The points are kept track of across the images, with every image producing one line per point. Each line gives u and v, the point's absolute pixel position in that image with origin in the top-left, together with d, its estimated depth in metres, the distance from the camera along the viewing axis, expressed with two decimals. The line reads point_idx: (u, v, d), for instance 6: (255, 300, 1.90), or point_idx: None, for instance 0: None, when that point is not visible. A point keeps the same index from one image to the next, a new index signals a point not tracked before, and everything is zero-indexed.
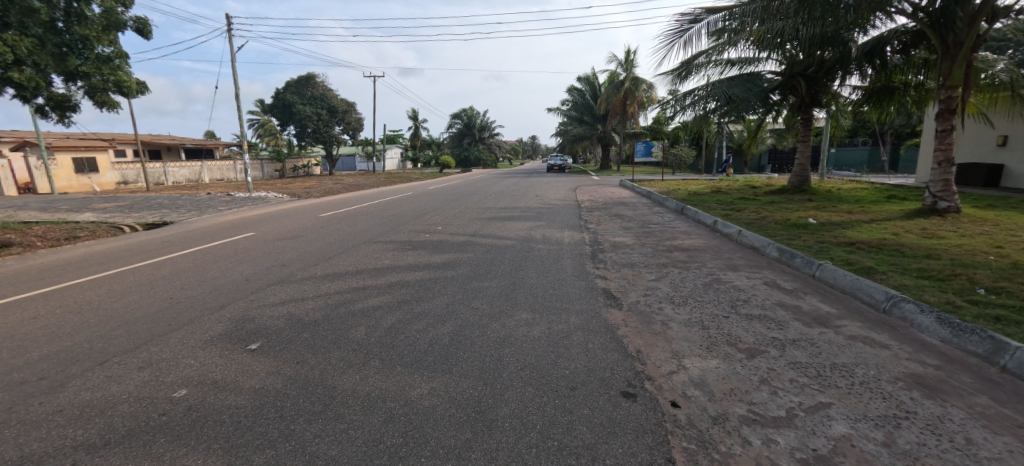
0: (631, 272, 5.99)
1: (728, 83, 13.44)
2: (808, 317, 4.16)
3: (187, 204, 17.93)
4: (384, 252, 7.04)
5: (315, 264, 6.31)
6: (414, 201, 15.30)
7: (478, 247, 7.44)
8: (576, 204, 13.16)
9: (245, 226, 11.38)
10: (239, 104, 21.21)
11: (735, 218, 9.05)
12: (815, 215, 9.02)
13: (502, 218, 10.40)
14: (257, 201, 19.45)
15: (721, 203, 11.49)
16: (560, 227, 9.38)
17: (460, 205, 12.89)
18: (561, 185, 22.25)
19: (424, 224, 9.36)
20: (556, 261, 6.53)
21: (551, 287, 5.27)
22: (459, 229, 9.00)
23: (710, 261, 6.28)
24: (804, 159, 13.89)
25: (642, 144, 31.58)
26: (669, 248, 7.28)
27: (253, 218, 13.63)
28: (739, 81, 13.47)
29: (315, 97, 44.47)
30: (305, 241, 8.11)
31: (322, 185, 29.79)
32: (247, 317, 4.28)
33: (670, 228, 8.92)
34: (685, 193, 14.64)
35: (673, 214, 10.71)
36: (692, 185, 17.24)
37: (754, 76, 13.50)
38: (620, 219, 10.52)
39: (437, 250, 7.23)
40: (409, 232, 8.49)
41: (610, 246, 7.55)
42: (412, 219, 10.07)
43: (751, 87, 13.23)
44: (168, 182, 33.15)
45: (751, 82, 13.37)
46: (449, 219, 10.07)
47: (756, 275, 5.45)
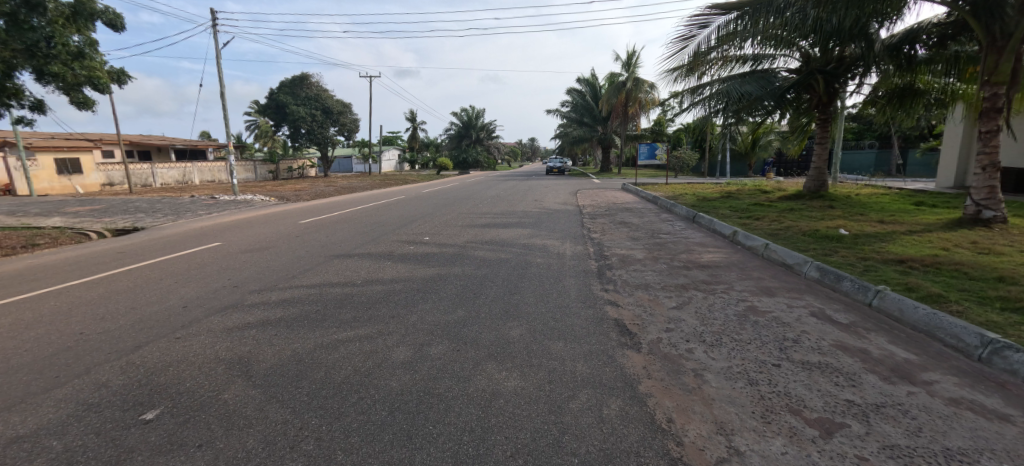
0: (645, 295, 5.06)
1: (739, 81, 12.49)
2: (883, 368, 3.23)
3: (168, 208, 17.00)
4: (358, 267, 6.10)
5: (273, 283, 5.36)
6: (405, 205, 14.36)
7: (467, 260, 6.50)
8: (578, 210, 12.24)
9: (217, 234, 10.41)
10: (225, 103, 20.24)
11: (757, 227, 8.11)
12: (845, 224, 8.09)
13: (497, 226, 9.46)
14: (242, 204, 18.50)
15: (736, 209, 10.59)
16: (561, 237, 8.44)
17: (453, 210, 11.95)
18: (561, 188, 21.34)
19: (409, 233, 8.40)
20: (557, 280, 5.60)
21: (551, 317, 4.33)
22: (448, 239, 8.07)
23: (739, 283, 5.33)
24: (821, 163, 12.98)
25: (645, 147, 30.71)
26: (686, 264, 6.35)
27: (230, 223, 12.69)
28: (750, 79, 12.52)
29: (309, 97, 43.51)
30: (271, 253, 7.15)
31: (315, 187, 28.89)
32: (162, 365, 3.33)
33: (683, 239, 7.99)
34: (693, 198, 13.71)
35: (684, 222, 9.77)
36: (699, 189, 16.34)
37: (766, 74, 12.56)
38: (627, 227, 9.59)
39: (420, 264, 6.29)
40: (391, 243, 7.54)
41: (618, 261, 6.63)
42: (397, 228, 9.12)
43: (764, 85, 12.27)
44: (156, 184, 32.16)
45: (763, 80, 12.42)
46: (439, 228, 9.13)
47: (800, 303, 4.52)
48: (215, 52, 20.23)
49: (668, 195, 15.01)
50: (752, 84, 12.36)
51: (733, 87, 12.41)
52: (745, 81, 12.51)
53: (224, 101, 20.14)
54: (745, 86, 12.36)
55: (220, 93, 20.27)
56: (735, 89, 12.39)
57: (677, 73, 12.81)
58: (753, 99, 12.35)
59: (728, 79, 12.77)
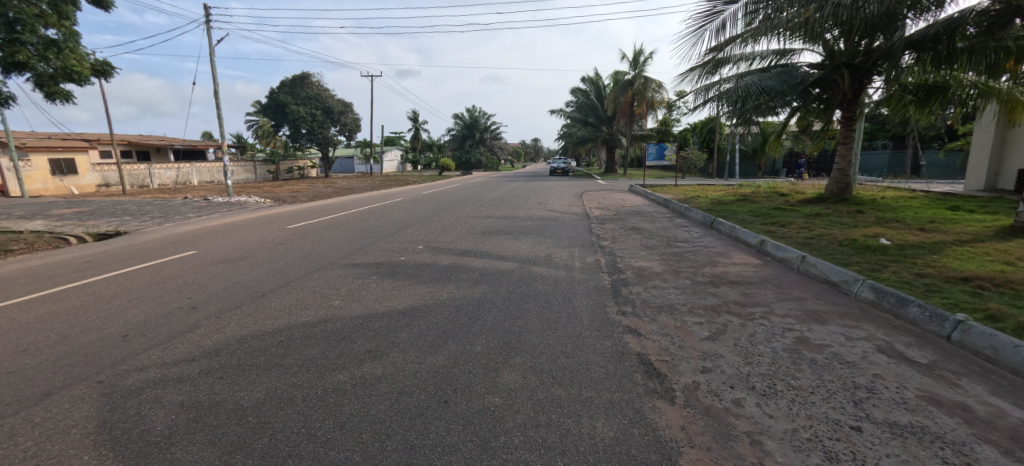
0: (670, 320, 4.30)
1: (758, 76, 11.73)
2: (999, 437, 2.48)
3: (158, 210, 16.32)
4: (339, 281, 5.36)
5: (237, 303, 4.63)
6: (402, 208, 13.63)
7: (463, 273, 5.75)
8: (585, 214, 11.50)
9: (198, 239, 9.69)
10: (219, 102, 19.58)
11: (785, 236, 7.35)
12: (884, 232, 7.31)
13: (498, 232, 8.70)
14: (235, 206, 17.83)
15: (757, 214, 9.82)
16: (569, 245, 7.68)
17: (452, 214, 11.21)
18: (566, 189, 20.59)
19: (401, 241, 7.65)
20: (566, 299, 4.84)
21: (561, 352, 3.58)
22: (443, 247, 7.32)
23: (779, 304, 4.58)
24: (844, 163, 12.17)
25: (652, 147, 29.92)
26: (712, 279, 5.57)
27: (216, 227, 11.95)
28: (770, 74, 11.76)
29: (310, 97, 42.92)
30: (245, 264, 6.41)
31: (313, 188, 28.21)
32: (66, 426, 2.61)
33: (703, 249, 7.22)
34: (707, 201, 12.92)
35: (702, 228, 9.00)
36: (712, 192, 15.58)
37: (787, 68, 11.81)
38: (639, 234, 8.83)
39: (410, 278, 5.55)
40: (380, 253, 6.79)
41: (634, 275, 5.86)
42: (389, 234, 8.37)
43: (785, 80, 11.52)
44: (153, 185, 31.56)
45: (784, 74, 11.66)
46: (436, 234, 8.40)
47: (860, 334, 3.76)
48: (209, 49, 19.59)
49: (679, 198, 14.22)
50: (772, 80, 11.61)
51: (752, 83, 11.64)
52: (764, 76, 11.75)
53: (218, 100, 19.46)
54: (765, 81, 11.59)
55: (213, 91, 19.61)
56: (754, 85, 11.62)
57: (690, 69, 12.05)
58: (774, 95, 11.58)
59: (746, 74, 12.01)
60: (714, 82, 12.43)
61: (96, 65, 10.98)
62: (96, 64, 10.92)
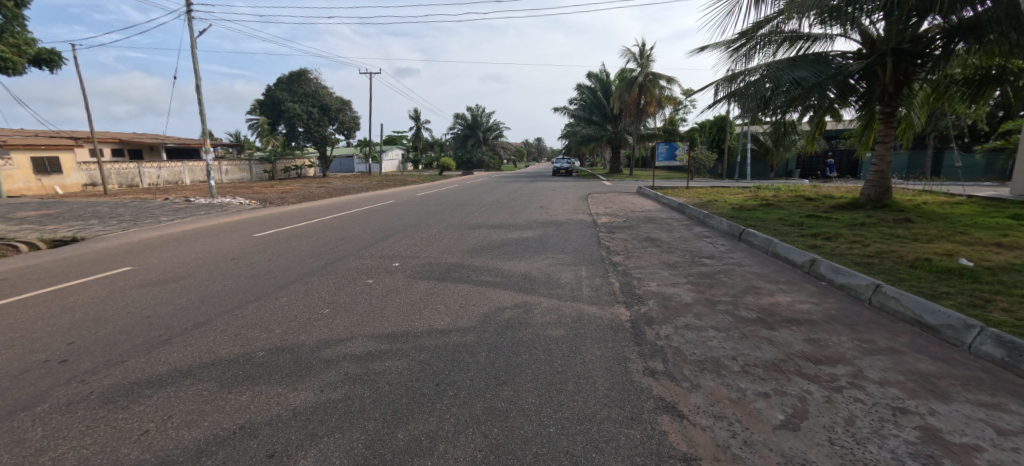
0: (721, 387, 3.05)
1: (788, 66, 10.49)
2: None
3: (131, 212, 15.21)
4: (276, 316, 4.15)
5: (123, 356, 3.41)
6: (390, 212, 12.43)
7: (440, 305, 4.52)
8: (592, 221, 10.24)
9: (152, 248, 8.49)
10: (202, 97, 18.49)
11: (836, 253, 6.09)
12: (958, 249, 6.04)
13: (492, 244, 7.47)
14: (216, 208, 16.66)
15: (790, 223, 8.58)
16: (574, 263, 6.42)
17: (442, 221, 9.97)
18: (570, 192, 19.33)
19: (373, 257, 6.41)
20: (571, 349, 3.61)
21: (566, 456, 2.34)
22: (424, 264, 6.09)
23: (868, 363, 3.33)
24: (882, 165, 10.88)
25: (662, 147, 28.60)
26: (762, 316, 4.31)
27: (181, 232, 10.78)
28: (803, 63, 10.53)
29: (306, 94, 41.84)
30: (175, 289, 5.17)
31: (305, 189, 27.10)
32: None
33: (738, 270, 5.95)
34: (727, 206, 11.62)
35: (729, 240, 7.73)
36: (729, 195, 14.29)
37: (821, 57, 10.62)
38: (657, 247, 7.56)
39: (373, 311, 4.35)
40: (343, 273, 5.58)
41: (658, 307, 4.61)
42: (364, 246, 7.16)
43: (822, 69, 10.30)
44: (142, 184, 30.44)
45: (819, 63, 10.47)
46: (418, 246, 7.18)
47: (1017, 425, 2.53)
48: (190, 41, 18.49)
49: (695, 202, 12.94)
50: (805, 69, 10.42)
51: (783, 73, 10.40)
52: (796, 66, 10.52)
53: (200, 94, 18.34)
54: (798, 71, 10.36)
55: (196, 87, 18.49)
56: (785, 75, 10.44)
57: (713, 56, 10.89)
58: (809, 86, 10.34)
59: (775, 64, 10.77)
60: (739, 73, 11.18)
61: (42, 54, 11.32)
62: (41, 53, 11.26)
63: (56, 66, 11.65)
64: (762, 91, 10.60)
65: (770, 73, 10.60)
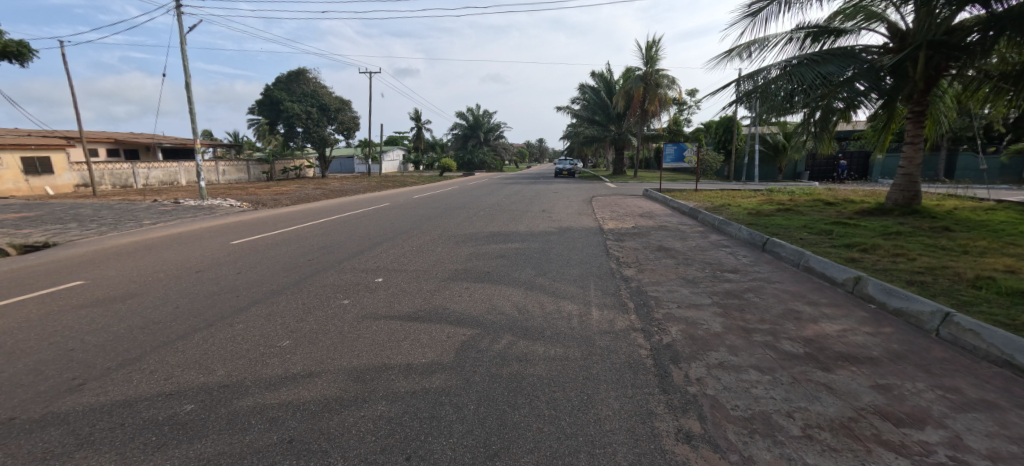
0: (783, 461, 2.32)
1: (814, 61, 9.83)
2: None
3: (114, 215, 14.51)
4: (225, 351, 3.43)
5: (15, 411, 2.69)
6: (383, 216, 11.72)
7: (424, 334, 3.80)
8: (599, 227, 9.52)
9: (120, 255, 7.76)
10: (190, 96, 17.80)
11: (880, 269, 5.37)
12: (1018, 265, 5.33)
13: (490, 256, 6.75)
14: (204, 211, 15.94)
15: (816, 231, 7.85)
16: (582, 278, 5.69)
17: (437, 226, 9.26)
18: (573, 194, 18.59)
19: (355, 270, 5.70)
20: (583, 399, 2.88)
21: None
22: (412, 280, 5.39)
23: (964, 425, 2.60)
24: (911, 167, 10.12)
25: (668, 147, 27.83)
26: (811, 352, 3.59)
27: (158, 238, 10.05)
28: (830, 57, 9.91)
29: (305, 94, 41.23)
30: (122, 310, 4.45)
31: (301, 190, 26.43)
32: None
33: (768, 289, 5.22)
34: (743, 211, 10.88)
35: (752, 251, 7.01)
36: (743, 199, 13.55)
37: (848, 51, 9.97)
38: (672, 258, 6.83)
39: (344, 341, 3.64)
40: (316, 291, 4.87)
41: (684, 338, 3.88)
42: (348, 257, 6.45)
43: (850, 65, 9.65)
44: (136, 185, 29.74)
45: (847, 58, 9.82)
46: (407, 257, 6.46)
47: None
48: (179, 37, 17.79)
49: (707, 207, 12.18)
50: (832, 64, 9.75)
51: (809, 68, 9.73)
52: (822, 61, 9.90)
53: (190, 93, 17.64)
54: (825, 65, 9.74)
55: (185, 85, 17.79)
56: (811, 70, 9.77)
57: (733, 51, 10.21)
58: (838, 82, 9.72)
59: (800, 59, 10.14)
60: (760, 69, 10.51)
61: (10, 46, 10.71)
62: (9, 45, 10.63)
63: (27, 57, 11.19)
64: None
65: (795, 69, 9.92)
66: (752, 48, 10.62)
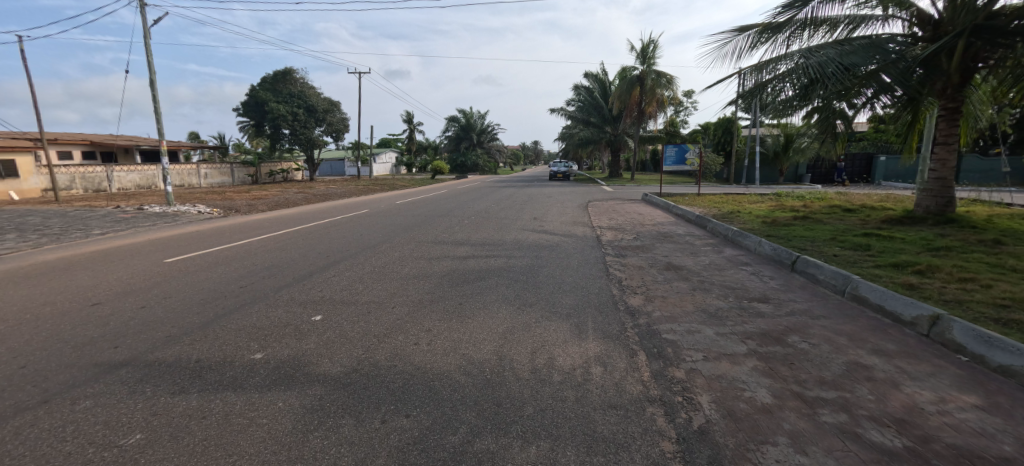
0: None
1: (836, 51, 8.59)
2: None
3: (62, 224, 13.16)
4: (26, 462, 2.24)
5: None
6: (357, 225, 10.54)
7: (348, 419, 2.63)
8: (596, 239, 8.41)
9: (28, 276, 6.52)
10: (156, 94, 16.50)
11: (951, 302, 4.26)
12: None
13: (466, 279, 5.56)
14: (168, 218, 14.65)
15: (848, 245, 6.77)
16: (578, 312, 4.53)
17: (412, 239, 8.09)
18: (568, 199, 17.46)
19: (289, 303, 4.50)
20: None
21: None
22: (357, 317, 4.20)
23: None
24: (944, 171, 9.02)
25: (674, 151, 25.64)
26: (912, 447, 2.44)
27: (97, 252, 8.81)
28: (852, 47, 8.66)
29: (292, 94, 39.83)
30: None
31: (283, 194, 25.14)
32: None
33: (816, 328, 4.08)
34: (756, 220, 9.75)
35: (778, 271, 5.88)
36: (752, 205, 12.47)
37: (874, 41, 8.73)
38: (685, 280, 5.71)
39: (221, 435, 2.45)
40: (224, 339, 3.67)
41: (722, 418, 2.73)
42: (287, 283, 5.23)
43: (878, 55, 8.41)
44: (111, 189, 28.27)
45: (874, 48, 8.56)
46: (364, 282, 5.29)
47: None
48: (145, 31, 16.50)
49: (714, 213, 11.10)
50: (856, 55, 8.49)
51: (830, 58, 8.46)
52: (845, 51, 8.64)
53: (155, 92, 16.36)
54: (849, 57, 8.49)
55: (150, 82, 16.48)
56: (834, 60, 8.48)
57: None
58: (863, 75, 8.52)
59: (817, 49, 8.86)
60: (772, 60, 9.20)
61: None
62: None
63: None
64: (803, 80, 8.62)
65: (812, 59, 8.66)
66: (762, 36, 9.33)
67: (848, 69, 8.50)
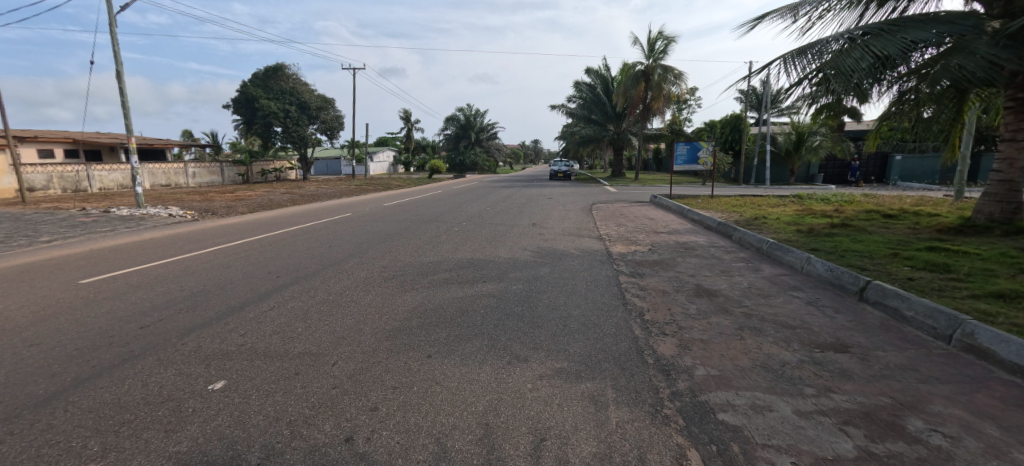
0: None
1: (898, 27, 6.93)
2: None
3: (7, 229, 11.78)
4: None
5: None
6: (331, 232, 9.23)
7: None
8: (605, 252, 7.14)
9: None
10: (123, 87, 15.09)
11: None
12: None
13: (441, 314, 4.28)
14: (131, 222, 13.31)
15: (918, 264, 5.49)
16: (591, 372, 3.23)
17: (388, 253, 6.82)
18: (572, 200, 16.17)
19: (188, 361, 3.21)
20: None
21: None
22: (273, 384, 2.91)
23: None
24: (1011, 171, 7.76)
25: (685, 147, 21.33)
26: None
27: (18, 265, 7.47)
28: (918, 22, 6.98)
29: (284, 91, 38.39)
30: None
31: (270, 194, 23.77)
32: None
33: (940, 403, 2.82)
34: (788, 228, 8.45)
35: (842, 302, 4.62)
36: (776, 210, 11.20)
37: (940, 14, 7.11)
38: (726, 313, 4.44)
39: None
40: (49, 436, 2.40)
41: None
42: (203, 323, 3.93)
43: (952, 30, 6.77)
44: (91, 188, 26.84)
45: (945, 21, 6.90)
46: (306, 320, 4.01)
47: None
48: (111, 19, 15.11)
49: (736, 219, 9.83)
50: (926, 29, 6.80)
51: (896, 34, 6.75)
52: (911, 26, 6.93)
53: (122, 84, 15.00)
54: (917, 30, 6.77)
55: (117, 73, 15.09)
56: (899, 36, 6.78)
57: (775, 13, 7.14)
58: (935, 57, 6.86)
59: (872, 26, 7.17)
60: (814, 42, 7.44)
61: None
62: None
63: None
64: (867, 60, 6.77)
65: (873, 38, 6.91)
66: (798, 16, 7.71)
67: (914, 46, 6.79)
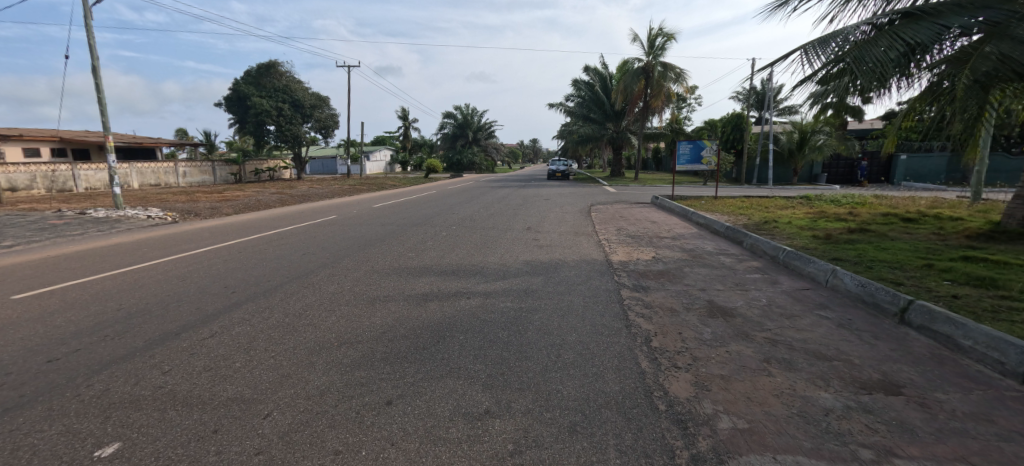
0: None
1: (929, 15, 6.28)
2: None
3: None
4: None
5: None
6: (309, 237, 8.57)
7: None
8: (604, 261, 6.49)
9: None
10: (98, 83, 14.37)
11: None
12: None
13: (412, 342, 3.63)
14: (105, 225, 12.61)
15: (957, 278, 4.87)
16: (590, 425, 2.57)
17: (365, 263, 6.18)
18: (570, 201, 15.51)
19: (82, 414, 2.55)
20: None
21: None
22: (181, 450, 2.26)
23: None
24: None
25: (687, 145, 20.69)
26: None
27: None
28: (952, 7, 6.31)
29: (276, 89, 37.62)
30: None
31: (260, 194, 23.06)
32: None
33: None
34: (803, 233, 7.82)
35: (879, 325, 3.98)
36: (786, 212, 10.56)
37: None
38: (747, 339, 3.79)
39: None
40: None
41: None
42: (124, 356, 3.27)
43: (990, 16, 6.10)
44: (77, 188, 26.07)
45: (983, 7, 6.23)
46: (248, 352, 3.37)
47: None
48: (87, 12, 14.41)
49: (745, 223, 9.19)
50: (960, 15, 6.14)
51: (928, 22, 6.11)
52: (944, 12, 6.27)
53: (98, 79, 14.28)
54: (952, 17, 6.12)
55: (93, 69, 14.38)
56: (932, 23, 6.13)
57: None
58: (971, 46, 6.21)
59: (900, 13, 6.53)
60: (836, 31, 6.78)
61: None
62: None
63: None
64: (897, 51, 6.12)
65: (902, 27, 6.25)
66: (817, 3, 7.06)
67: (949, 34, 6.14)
